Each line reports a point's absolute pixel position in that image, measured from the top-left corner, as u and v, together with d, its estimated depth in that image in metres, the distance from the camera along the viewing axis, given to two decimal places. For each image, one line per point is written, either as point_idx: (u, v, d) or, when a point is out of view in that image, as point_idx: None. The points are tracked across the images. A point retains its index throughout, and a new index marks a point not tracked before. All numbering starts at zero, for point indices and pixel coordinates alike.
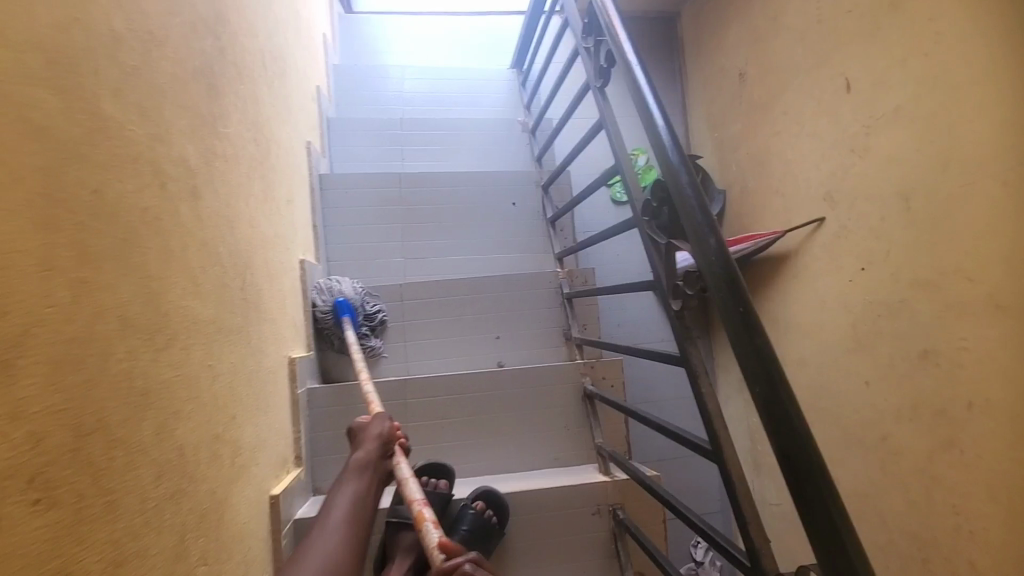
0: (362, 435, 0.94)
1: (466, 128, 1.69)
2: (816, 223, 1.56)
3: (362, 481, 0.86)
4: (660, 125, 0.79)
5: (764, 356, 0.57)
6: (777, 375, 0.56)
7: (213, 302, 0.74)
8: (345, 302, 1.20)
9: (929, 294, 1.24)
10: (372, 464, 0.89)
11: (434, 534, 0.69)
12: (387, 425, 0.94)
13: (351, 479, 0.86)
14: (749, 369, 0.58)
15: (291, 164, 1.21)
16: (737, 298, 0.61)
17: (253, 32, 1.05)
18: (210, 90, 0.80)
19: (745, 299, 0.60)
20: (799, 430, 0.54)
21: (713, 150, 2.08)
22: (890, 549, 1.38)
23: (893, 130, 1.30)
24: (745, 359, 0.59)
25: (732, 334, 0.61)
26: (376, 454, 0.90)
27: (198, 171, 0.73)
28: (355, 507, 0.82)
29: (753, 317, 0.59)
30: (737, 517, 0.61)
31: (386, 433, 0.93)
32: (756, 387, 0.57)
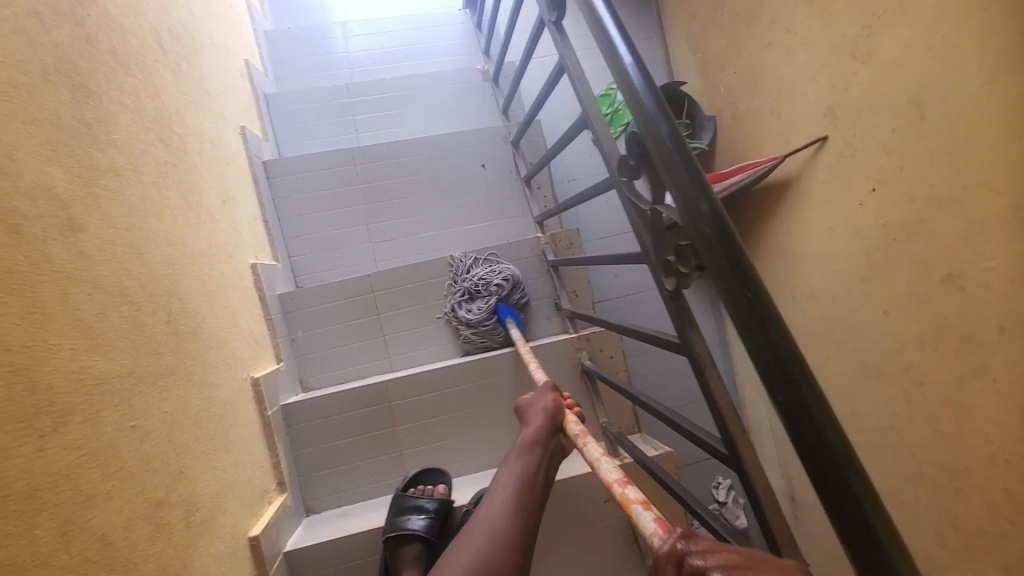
0: (528, 412, 0.86)
1: (420, 85, 1.50)
2: (818, 144, 1.41)
3: (531, 458, 0.78)
4: (628, 66, 0.63)
5: (783, 355, 0.44)
6: (801, 379, 0.43)
7: (127, 349, 0.63)
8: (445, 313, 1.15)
9: (950, 212, 1.11)
10: (542, 440, 0.80)
11: (648, 519, 0.52)
12: (551, 399, 0.86)
13: (516, 455, 0.78)
14: (763, 373, 0.46)
15: (221, 157, 1.06)
16: (743, 280, 0.47)
17: (141, 7, 0.88)
18: (80, 92, 0.65)
19: (754, 280, 0.47)
20: (834, 448, 0.42)
21: (697, 72, 1.89)
22: (919, 481, 1.32)
23: (900, 26, 1.13)
24: (758, 360, 0.46)
25: (739, 327, 0.48)
26: (546, 427, 0.82)
27: (76, 197, 0.60)
28: (515, 486, 0.74)
29: (766, 304, 0.46)
30: (764, 533, 0.52)
31: (551, 408, 0.84)
32: (776, 395, 0.45)
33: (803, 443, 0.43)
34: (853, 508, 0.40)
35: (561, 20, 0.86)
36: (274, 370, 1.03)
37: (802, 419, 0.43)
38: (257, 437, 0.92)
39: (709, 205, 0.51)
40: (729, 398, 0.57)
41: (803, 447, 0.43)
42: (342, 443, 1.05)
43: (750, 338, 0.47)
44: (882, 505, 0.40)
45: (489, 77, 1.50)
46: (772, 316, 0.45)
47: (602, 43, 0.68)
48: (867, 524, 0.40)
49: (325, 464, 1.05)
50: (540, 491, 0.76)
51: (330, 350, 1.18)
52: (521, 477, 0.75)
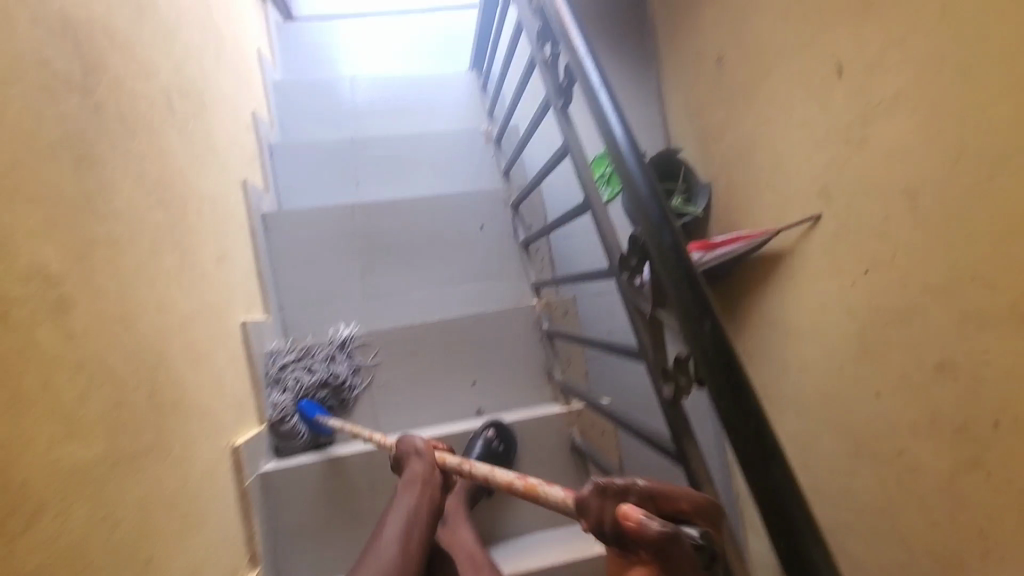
0: (404, 458, 0.90)
1: (422, 144, 1.53)
2: (811, 222, 1.44)
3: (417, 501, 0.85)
4: (633, 169, 0.64)
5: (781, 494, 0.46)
6: (801, 522, 0.44)
7: (105, 432, 0.60)
8: (309, 403, 1.10)
9: (944, 302, 1.12)
10: (428, 479, 0.87)
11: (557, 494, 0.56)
12: (420, 441, 0.91)
13: (403, 497, 0.86)
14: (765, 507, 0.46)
15: (221, 212, 1.06)
16: (745, 411, 0.48)
17: (154, 69, 0.89)
18: (85, 161, 0.65)
19: (756, 413, 0.48)
20: None
21: (694, 140, 1.94)
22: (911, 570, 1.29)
23: (894, 119, 1.17)
24: (759, 493, 0.47)
25: (741, 457, 0.49)
26: (425, 468, 0.87)
27: (68, 274, 0.58)
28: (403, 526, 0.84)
29: (768, 441, 0.47)
30: None
31: (420, 448, 0.90)
32: (776, 534, 0.45)
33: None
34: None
35: (568, 106, 0.88)
36: (255, 434, 1.00)
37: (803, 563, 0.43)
38: (233, 509, 0.88)
39: (712, 328, 0.52)
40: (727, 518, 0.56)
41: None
42: (321, 513, 1.01)
43: (754, 471, 0.47)
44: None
45: (492, 138, 1.54)
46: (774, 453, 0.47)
47: (606, 139, 0.68)
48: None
49: (302, 535, 1.00)
50: (427, 524, 0.84)
51: None
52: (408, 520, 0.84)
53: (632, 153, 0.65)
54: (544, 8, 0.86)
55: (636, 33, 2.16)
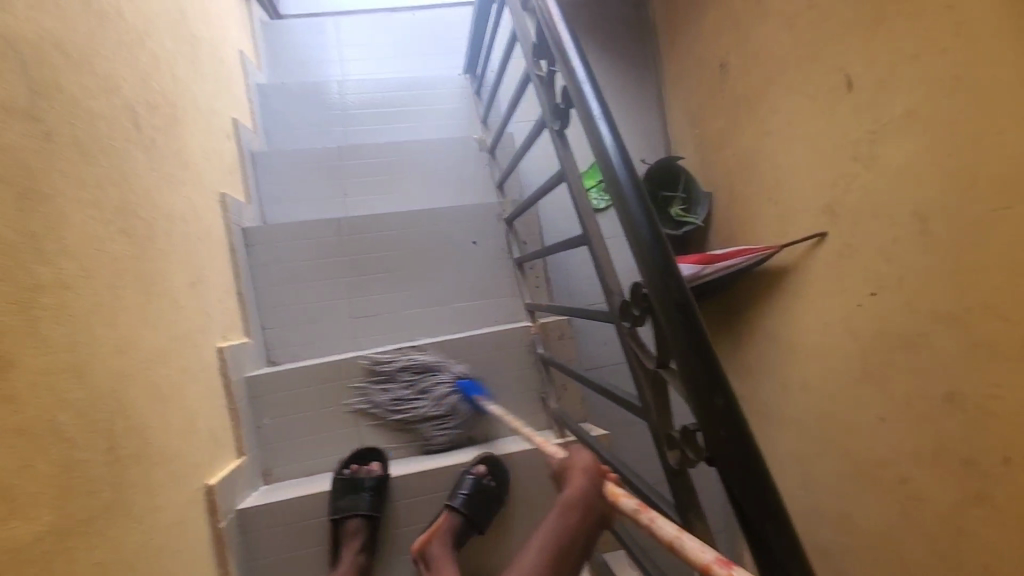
0: (566, 468, 0.74)
1: (412, 153, 1.47)
2: (816, 239, 1.39)
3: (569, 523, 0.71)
4: (635, 213, 0.59)
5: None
6: None
7: (51, 501, 0.54)
8: (469, 381, 1.13)
9: (953, 330, 1.07)
10: (589, 504, 0.71)
11: None
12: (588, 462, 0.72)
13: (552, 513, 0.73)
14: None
15: (195, 232, 1.00)
16: (758, 505, 0.44)
17: (117, 84, 0.82)
18: (27, 197, 0.59)
19: (772, 508, 0.44)
20: None
21: (695, 147, 1.88)
22: None
23: (905, 136, 1.12)
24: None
25: (755, 552, 0.44)
26: (591, 493, 0.70)
27: (6, 330, 0.52)
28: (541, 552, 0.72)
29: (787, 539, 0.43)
30: None
31: (591, 468, 0.72)
32: None
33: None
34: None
35: (565, 129, 0.82)
36: (232, 470, 0.94)
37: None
38: (204, 556, 0.82)
39: (725, 405, 0.46)
40: None
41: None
42: (302, 553, 0.96)
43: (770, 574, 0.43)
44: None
45: (486, 147, 1.48)
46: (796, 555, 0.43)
47: (608, 178, 0.64)
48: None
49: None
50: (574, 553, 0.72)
51: (297, 440, 1.10)
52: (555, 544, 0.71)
53: (635, 195, 0.60)
54: (542, 23, 0.80)
55: (636, 34, 2.09)
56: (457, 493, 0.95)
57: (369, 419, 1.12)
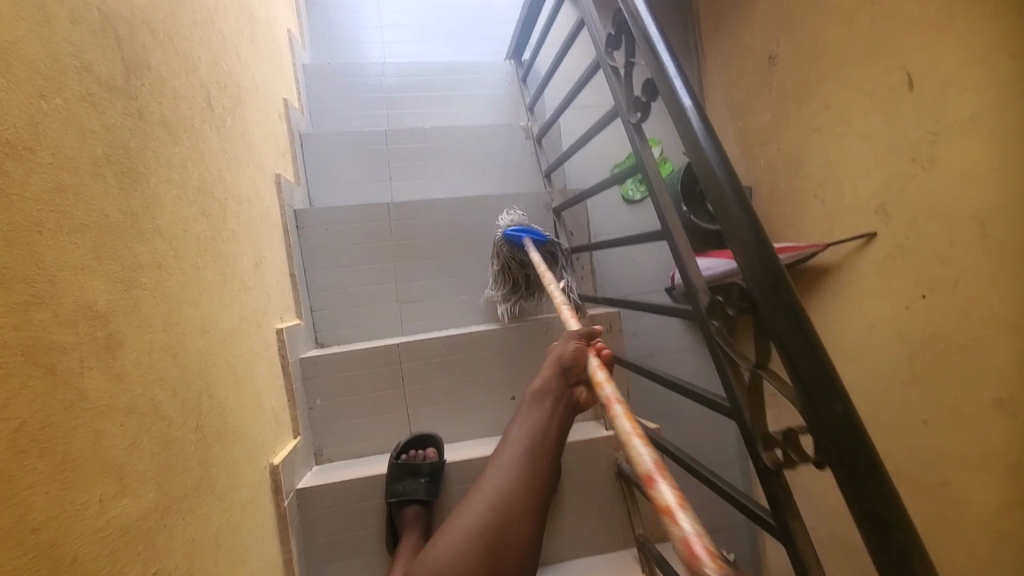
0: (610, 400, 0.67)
1: (459, 137, 1.46)
2: (866, 238, 1.38)
3: (541, 413, 0.85)
4: (736, 210, 0.59)
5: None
6: None
7: (155, 476, 0.55)
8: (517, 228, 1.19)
9: (1008, 336, 1.07)
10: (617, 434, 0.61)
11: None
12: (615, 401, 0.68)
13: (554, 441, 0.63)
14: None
15: (257, 213, 1.00)
16: (881, 496, 0.44)
17: (193, 63, 0.82)
18: (128, 176, 0.59)
19: (892, 501, 0.44)
20: None
21: (737, 140, 1.86)
22: None
23: (968, 138, 1.10)
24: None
25: (874, 547, 0.45)
26: (555, 382, 0.86)
27: (116, 309, 0.53)
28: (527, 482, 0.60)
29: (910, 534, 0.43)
30: None
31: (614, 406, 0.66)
32: None
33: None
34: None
35: (643, 122, 0.81)
36: (292, 449, 0.96)
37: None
38: (271, 534, 0.84)
39: (844, 410, 0.47)
40: None
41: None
42: (359, 534, 0.97)
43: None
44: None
45: (532, 135, 1.47)
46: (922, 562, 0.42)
47: (705, 176, 0.63)
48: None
49: (338, 555, 0.96)
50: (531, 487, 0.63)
51: (348, 422, 1.11)
52: (534, 432, 0.84)
53: (737, 196, 0.59)
54: (624, 13, 0.79)
55: (680, 23, 2.06)
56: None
57: (482, 388, 1.16)
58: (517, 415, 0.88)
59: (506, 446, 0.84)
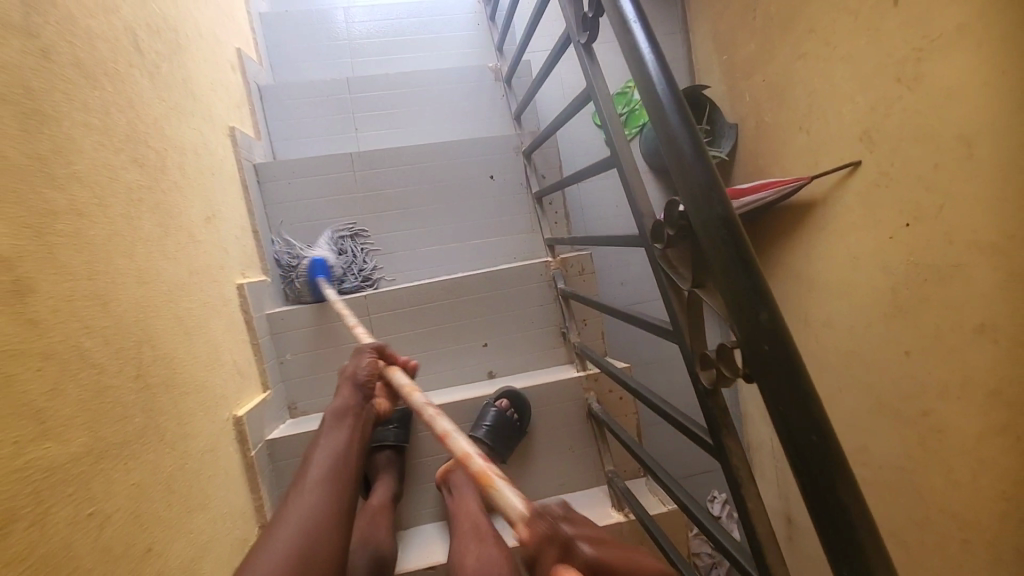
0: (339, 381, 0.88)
1: (426, 81, 1.40)
2: (850, 168, 1.32)
3: (343, 429, 0.81)
4: (671, 116, 0.53)
5: (851, 524, 0.39)
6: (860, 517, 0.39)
7: (89, 421, 0.55)
8: (320, 262, 1.13)
9: (994, 263, 1.02)
10: (356, 411, 0.84)
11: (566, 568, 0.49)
12: (362, 364, 0.88)
13: (330, 434, 0.80)
14: (821, 526, 0.41)
15: (206, 166, 0.97)
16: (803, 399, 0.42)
17: (114, 4, 0.77)
18: (33, 119, 0.56)
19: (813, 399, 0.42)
20: None
21: (722, 75, 1.79)
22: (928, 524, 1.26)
23: (956, 51, 1.03)
24: (817, 514, 0.41)
25: (790, 449, 0.43)
26: (357, 401, 0.86)
27: (22, 254, 0.51)
28: (319, 506, 0.70)
29: (820, 435, 0.41)
30: None
31: (362, 373, 0.87)
32: (822, 532, 0.41)
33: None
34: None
35: (592, 42, 0.76)
36: (260, 403, 0.96)
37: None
38: (239, 482, 0.85)
39: (771, 320, 0.43)
40: (769, 524, 0.50)
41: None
42: None
43: (813, 492, 0.41)
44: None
45: (501, 77, 1.40)
46: (839, 468, 0.40)
47: (643, 87, 0.58)
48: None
49: None
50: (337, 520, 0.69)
51: (320, 374, 1.11)
52: (338, 448, 0.78)
53: (675, 102, 0.53)
54: None
55: None
56: (481, 425, 0.96)
57: (454, 338, 1.14)
58: (318, 436, 0.80)
59: (321, 441, 0.79)
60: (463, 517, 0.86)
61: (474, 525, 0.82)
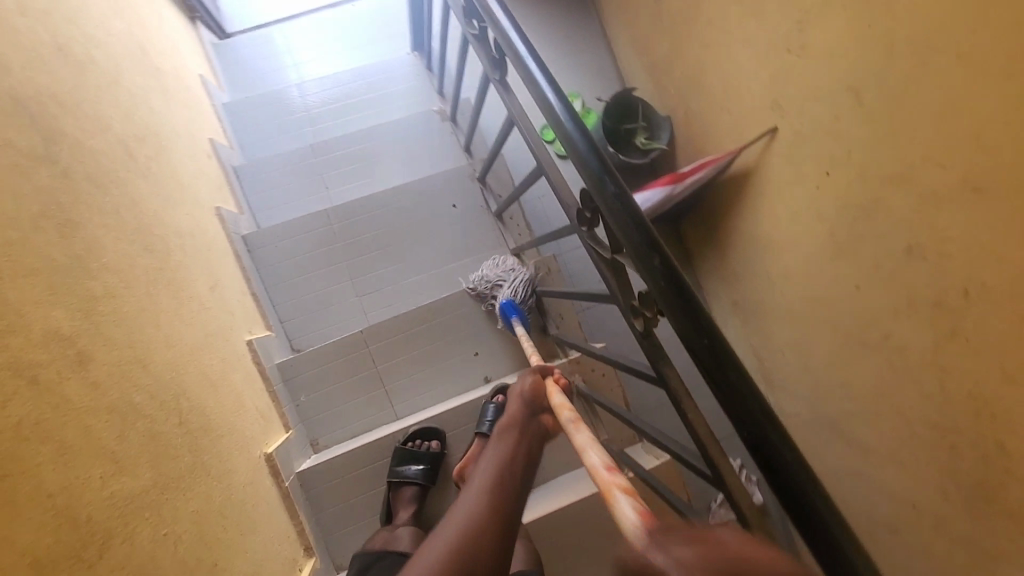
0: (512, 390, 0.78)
1: (381, 133, 1.56)
2: (770, 134, 1.47)
3: (507, 445, 0.69)
4: (566, 126, 0.68)
5: (741, 393, 0.51)
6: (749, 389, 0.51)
7: (150, 460, 0.67)
8: (509, 303, 1.19)
9: (906, 190, 1.15)
10: (525, 425, 0.72)
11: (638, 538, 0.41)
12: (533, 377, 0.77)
13: (490, 448, 0.69)
14: (723, 401, 0.52)
15: (202, 243, 1.10)
16: (693, 312, 0.54)
17: (107, 123, 0.92)
18: (68, 227, 0.70)
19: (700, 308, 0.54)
20: (784, 450, 0.48)
21: (646, 77, 1.96)
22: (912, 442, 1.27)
23: (831, 17, 1.20)
24: (720, 396, 0.52)
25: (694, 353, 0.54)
26: (522, 411, 0.74)
27: (79, 331, 0.64)
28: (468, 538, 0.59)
29: (709, 335, 0.53)
30: None
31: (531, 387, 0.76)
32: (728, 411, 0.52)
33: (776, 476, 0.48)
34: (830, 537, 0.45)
35: (505, 77, 0.91)
36: (285, 441, 1.08)
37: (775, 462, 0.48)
38: (279, 510, 0.96)
39: (661, 260, 0.56)
40: (707, 426, 0.61)
41: (775, 483, 0.49)
42: (362, 498, 1.10)
43: (716, 381, 0.52)
44: (849, 528, 0.45)
45: (447, 117, 1.56)
46: (726, 357, 0.52)
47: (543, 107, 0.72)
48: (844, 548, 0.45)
49: (348, 521, 1.10)
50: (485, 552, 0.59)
51: (335, 410, 1.22)
52: (496, 470, 0.66)
53: (567, 114, 0.68)
54: None
55: None
56: (484, 421, 1.08)
57: (447, 353, 1.26)
58: (483, 446, 0.71)
59: (478, 463, 0.68)
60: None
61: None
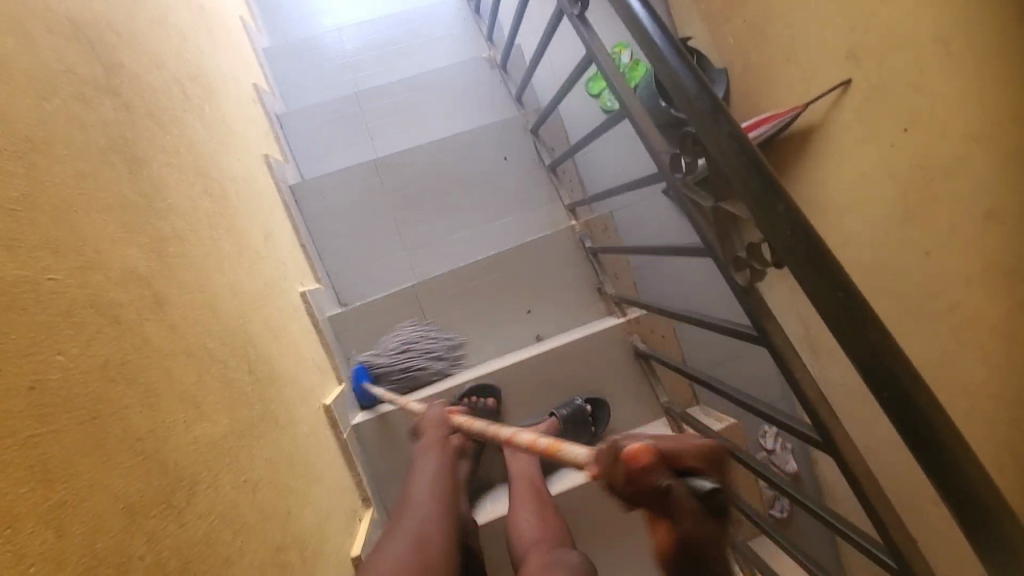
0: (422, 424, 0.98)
1: (428, 82, 1.49)
2: (843, 88, 1.31)
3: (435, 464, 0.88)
4: (670, 60, 0.61)
5: (880, 349, 0.45)
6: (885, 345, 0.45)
7: (226, 408, 0.65)
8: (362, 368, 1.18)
9: (990, 147, 1.01)
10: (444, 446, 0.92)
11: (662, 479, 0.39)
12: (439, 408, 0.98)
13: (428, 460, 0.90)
14: (851, 355, 0.47)
15: (254, 191, 1.07)
16: (818, 265, 0.48)
17: (160, 59, 0.87)
18: (134, 164, 0.66)
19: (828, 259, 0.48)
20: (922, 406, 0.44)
21: (704, 26, 1.85)
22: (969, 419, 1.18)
23: None
24: (852, 354, 0.47)
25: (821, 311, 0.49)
26: (442, 435, 0.94)
27: (153, 272, 0.61)
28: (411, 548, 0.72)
29: (842, 290, 0.47)
30: (858, 493, 0.56)
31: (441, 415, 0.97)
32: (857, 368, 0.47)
33: (918, 439, 0.44)
34: (981, 499, 0.41)
35: (585, 12, 0.84)
36: (340, 394, 1.06)
37: (917, 423, 0.44)
38: (339, 462, 0.96)
39: (788, 208, 0.50)
40: (819, 389, 0.58)
41: (916, 444, 0.44)
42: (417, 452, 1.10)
43: (851, 337, 0.47)
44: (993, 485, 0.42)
45: (496, 65, 1.48)
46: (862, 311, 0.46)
47: (640, 40, 0.65)
48: (993, 508, 0.41)
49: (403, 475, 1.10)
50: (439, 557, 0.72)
51: None
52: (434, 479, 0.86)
53: (671, 47, 0.61)
54: None
55: None
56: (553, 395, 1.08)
57: (503, 310, 1.23)
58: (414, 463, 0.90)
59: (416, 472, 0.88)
60: (522, 487, 0.92)
61: (534, 488, 0.92)
